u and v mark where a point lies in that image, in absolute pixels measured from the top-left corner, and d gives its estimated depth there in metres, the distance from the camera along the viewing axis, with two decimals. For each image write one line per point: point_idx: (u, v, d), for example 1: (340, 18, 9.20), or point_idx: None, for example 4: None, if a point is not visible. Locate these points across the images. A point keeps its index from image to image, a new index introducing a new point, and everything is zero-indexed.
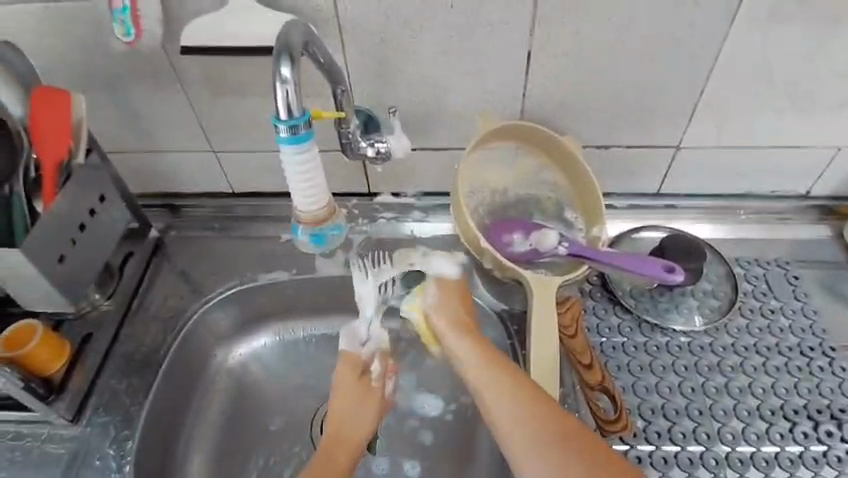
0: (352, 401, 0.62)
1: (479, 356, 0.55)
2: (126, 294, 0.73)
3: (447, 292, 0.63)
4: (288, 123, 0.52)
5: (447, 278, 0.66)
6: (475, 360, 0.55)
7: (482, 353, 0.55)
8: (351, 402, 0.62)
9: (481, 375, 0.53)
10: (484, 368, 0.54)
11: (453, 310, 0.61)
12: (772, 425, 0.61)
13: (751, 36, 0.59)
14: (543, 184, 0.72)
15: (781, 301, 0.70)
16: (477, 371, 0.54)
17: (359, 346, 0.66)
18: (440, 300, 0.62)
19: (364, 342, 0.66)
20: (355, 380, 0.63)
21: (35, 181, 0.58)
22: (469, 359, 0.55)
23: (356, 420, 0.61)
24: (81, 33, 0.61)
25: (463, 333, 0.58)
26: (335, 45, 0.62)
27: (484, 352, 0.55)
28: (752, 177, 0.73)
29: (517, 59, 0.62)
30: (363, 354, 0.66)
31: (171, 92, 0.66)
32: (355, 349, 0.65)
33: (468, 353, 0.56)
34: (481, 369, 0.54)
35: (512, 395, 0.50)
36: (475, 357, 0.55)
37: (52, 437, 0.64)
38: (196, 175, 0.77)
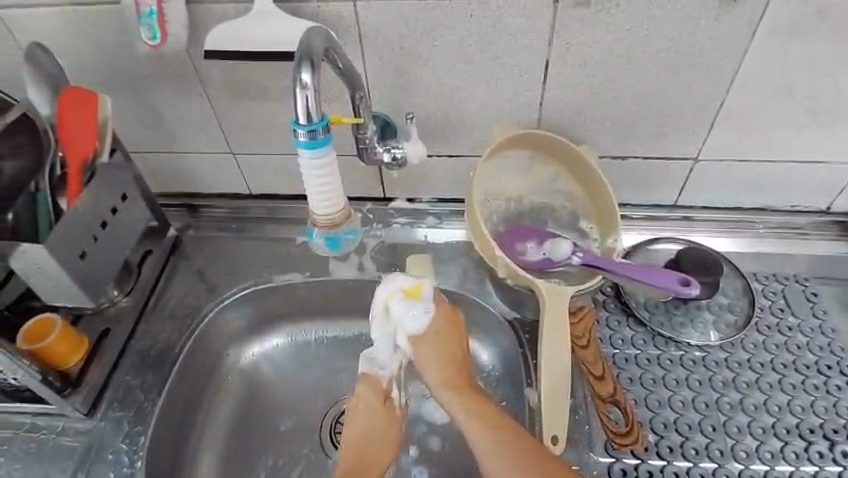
0: (373, 420, 0.63)
1: (470, 406, 0.57)
2: (144, 291, 0.74)
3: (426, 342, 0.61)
4: (307, 128, 0.52)
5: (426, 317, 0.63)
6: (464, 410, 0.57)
7: (472, 402, 0.57)
8: (374, 423, 0.63)
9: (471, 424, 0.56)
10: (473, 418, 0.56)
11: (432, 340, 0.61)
12: (787, 443, 0.60)
13: (772, 51, 0.59)
14: (558, 194, 0.72)
15: (799, 318, 0.69)
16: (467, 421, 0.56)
17: (378, 370, 0.66)
18: (421, 351, 0.61)
19: (382, 367, 0.66)
20: (380, 402, 0.64)
21: (60, 179, 0.59)
22: (457, 408, 0.57)
23: (378, 440, 0.63)
24: (108, 35, 0.62)
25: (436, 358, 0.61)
26: (354, 52, 0.62)
27: (470, 399, 0.58)
28: (771, 190, 0.73)
29: (536, 69, 0.62)
30: (383, 378, 0.65)
31: (193, 95, 0.67)
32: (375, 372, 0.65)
33: (456, 403, 0.58)
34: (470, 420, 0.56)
35: (501, 444, 0.53)
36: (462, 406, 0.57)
37: (67, 431, 0.65)
38: (215, 176, 0.78)
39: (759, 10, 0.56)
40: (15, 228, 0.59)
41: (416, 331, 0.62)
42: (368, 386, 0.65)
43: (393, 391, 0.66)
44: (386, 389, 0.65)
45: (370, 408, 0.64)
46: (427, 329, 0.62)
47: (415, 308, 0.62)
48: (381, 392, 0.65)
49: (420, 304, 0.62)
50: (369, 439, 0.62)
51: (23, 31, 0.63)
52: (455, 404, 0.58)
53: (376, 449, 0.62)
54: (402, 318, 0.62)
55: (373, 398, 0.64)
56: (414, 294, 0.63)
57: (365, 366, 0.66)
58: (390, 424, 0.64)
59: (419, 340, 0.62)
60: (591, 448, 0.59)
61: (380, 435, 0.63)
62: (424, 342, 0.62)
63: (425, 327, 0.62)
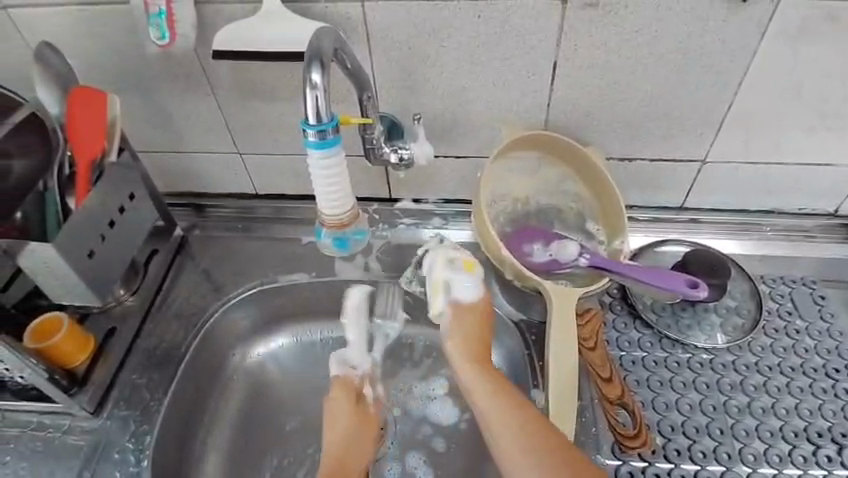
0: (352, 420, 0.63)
1: (495, 385, 0.57)
2: (150, 291, 0.74)
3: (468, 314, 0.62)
4: (317, 128, 0.52)
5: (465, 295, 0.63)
6: (488, 389, 0.57)
7: (497, 382, 0.57)
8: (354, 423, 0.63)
9: (495, 402, 0.56)
10: (498, 396, 0.56)
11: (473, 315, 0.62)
12: (795, 447, 0.59)
13: (781, 52, 0.59)
14: (565, 195, 0.72)
15: (807, 321, 0.69)
16: (490, 401, 0.56)
17: (354, 370, 0.68)
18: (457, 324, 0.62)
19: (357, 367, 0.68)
20: (353, 402, 0.64)
21: (68, 177, 0.59)
22: (483, 384, 0.58)
23: (358, 440, 0.62)
24: (117, 35, 0.62)
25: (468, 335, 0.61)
26: (362, 52, 0.62)
27: (495, 378, 0.58)
28: (779, 193, 0.72)
29: (543, 70, 0.62)
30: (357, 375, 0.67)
31: (201, 95, 0.68)
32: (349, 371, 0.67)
33: (481, 381, 0.58)
34: (494, 399, 0.56)
35: (526, 421, 0.53)
36: (487, 385, 0.57)
37: (73, 429, 0.65)
38: (222, 176, 0.78)
39: (769, 12, 0.56)
40: (25, 227, 0.57)
41: (463, 299, 0.63)
42: (343, 387, 0.65)
43: (365, 389, 0.67)
44: (358, 388, 0.66)
45: (341, 410, 0.63)
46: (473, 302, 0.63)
47: (466, 279, 0.64)
48: (353, 391, 0.65)
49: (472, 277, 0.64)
50: (348, 438, 0.61)
51: (32, 30, 0.63)
52: (480, 379, 0.58)
53: (356, 447, 0.61)
54: (454, 282, 0.64)
55: (345, 399, 0.64)
56: (469, 268, 0.65)
57: (337, 370, 0.67)
58: (366, 421, 0.63)
59: (464, 308, 0.62)
60: (598, 450, 0.59)
61: (356, 436, 0.62)
62: (466, 312, 0.62)
63: (473, 299, 0.63)
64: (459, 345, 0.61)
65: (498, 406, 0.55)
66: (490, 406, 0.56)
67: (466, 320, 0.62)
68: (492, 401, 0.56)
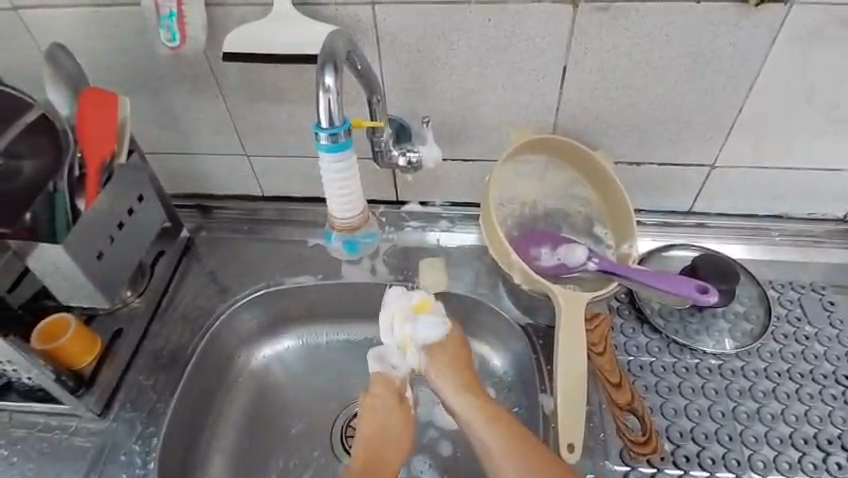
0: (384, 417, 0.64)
1: (483, 412, 0.59)
2: (156, 292, 0.73)
3: (443, 352, 0.64)
4: (329, 131, 0.52)
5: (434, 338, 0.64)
6: (479, 417, 0.59)
7: (485, 407, 0.59)
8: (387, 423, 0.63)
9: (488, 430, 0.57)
10: (491, 424, 0.58)
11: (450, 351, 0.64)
12: (805, 454, 0.59)
13: (793, 57, 0.59)
14: (573, 199, 0.72)
15: (816, 327, 0.68)
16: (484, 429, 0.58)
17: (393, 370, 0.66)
18: (439, 362, 0.63)
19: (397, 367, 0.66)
20: (395, 402, 0.65)
21: (79, 179, 0.59)
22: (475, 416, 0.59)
23: (394, 438, 0.63)
24: (127, 37, 0.62)
25: (453, 367, 0.63)
26: (372, 54, 0.62)
27: (486, 408, 0.59)
28: (789, 197, 0.72)
29: (553, 73, 0.62)
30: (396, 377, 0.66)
31: (210, 96, 0.68)
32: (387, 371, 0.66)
33: (470, 409, 0.60)
34: (489, 427, 0.58)
35: (520, 453, 0.55)
36: (478, 414, 0.59)
37: (80, 430, 0.65)
38: (229, 178, 0.78)
39: (781, 17, 0.56)
40: (34, 228, 0.56)
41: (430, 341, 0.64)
42: (382, 384, 0.66)
43: (407, 391, 0.67)
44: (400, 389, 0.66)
45: (381, 407, 0.64)
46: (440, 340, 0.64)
47: (424, 321, 0.64)
48: (396, 391, 0.65)
49: (424, 314, 0.64)
50: (383, 433, 0.63)
51: (43, 31, 0.63)
52: (471, 411, 0.60)
53: (390, 442, 0.63)
54: (417, 331, 0.64)
55: (387, 398, 0.65)
56: (420, 309, 0.65)
57: (377, 365, 0.67)
58: (404, 423, 0.64)
59: (435, 348, 0.64)
60: (606, 456, 0.59)
61: (392, 432, 0.63)
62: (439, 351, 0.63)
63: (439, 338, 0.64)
64: (445, 379, 0.62)
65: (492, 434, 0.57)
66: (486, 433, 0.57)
67: (439, 355, 0.63)
68: (487, 427, 0.58)
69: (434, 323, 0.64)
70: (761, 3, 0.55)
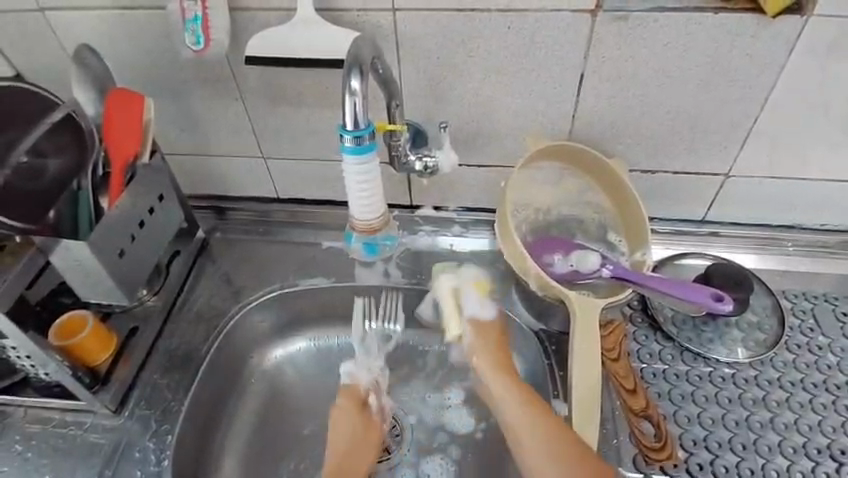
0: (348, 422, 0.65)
1: (521, 396, 0.60)
2: (172, 292, 0.74)
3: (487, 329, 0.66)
4: (354, 134, 0.53)
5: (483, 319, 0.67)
6: (515, 400, 0.60)
7: (523, 392, 0.61)
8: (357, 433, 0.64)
9: (519, 406, 0.59)
10: (525, 407, 0.59)
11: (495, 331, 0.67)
12: (818, 464, 0.59)
13: (810, 68, 0.59)
14: (587, 205, 0.72)
15: (830, 338, 0.68)
16: (515, 411, 0.59)
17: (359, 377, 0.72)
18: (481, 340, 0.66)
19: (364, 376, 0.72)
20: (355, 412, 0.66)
21: (103, 179, 0.60)
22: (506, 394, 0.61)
23: (359, 439, 0.64)
24: (151, 40, 0.64)
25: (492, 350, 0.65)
26: (391, 59, 0.63)
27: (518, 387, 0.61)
28: (803, 208, 0.72)
29: (570, 81, 0.63)
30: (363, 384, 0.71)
31: (229, 99, 0.68)
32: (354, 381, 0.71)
33: (504, 388, 0.62)
34: (524, 412, 0.59)
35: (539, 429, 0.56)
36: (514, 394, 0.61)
37: (95, 427, 0.65)
38: (246, 180, 0.79)
39: (798, 28, 0.56)
40: (57, 226, 0.57)
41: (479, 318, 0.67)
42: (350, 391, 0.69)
43: (369, 398, 0.68)
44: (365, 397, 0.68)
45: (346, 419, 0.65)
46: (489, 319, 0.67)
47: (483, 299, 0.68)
48: (360, 399, 0.68)
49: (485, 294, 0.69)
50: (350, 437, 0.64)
51: (69, 33, 0.64)
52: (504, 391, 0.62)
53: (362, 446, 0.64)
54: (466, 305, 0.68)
55: (349, 405, 0.66)
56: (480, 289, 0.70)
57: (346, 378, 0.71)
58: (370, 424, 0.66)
59: (481, 325, 0.67)
60: (619, 462, 0.59)
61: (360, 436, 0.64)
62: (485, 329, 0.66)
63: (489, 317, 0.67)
64: (485, 357, 0.65)
65: (526, 416, 0.58)
66: (518, 416, 0.59)
67: (486, 340, 0.66)
68: (520, 410, 0.59)
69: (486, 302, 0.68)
70: (779, 14, 0.55)
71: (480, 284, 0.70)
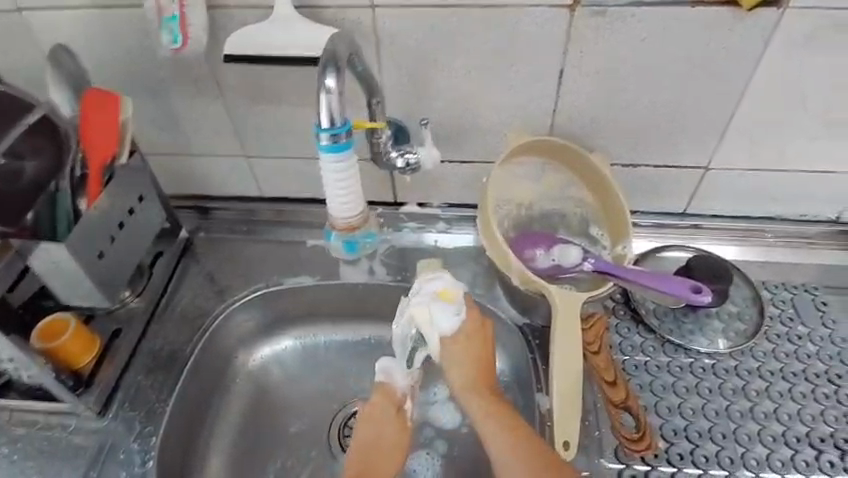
0: (383, 424, 0.63)
1: (485, 403, 0.61)
2: (156, 292, 0.74)
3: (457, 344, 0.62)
4: (330, 132, 0.53)
5: (448, 333, 0.63)
6: (480, 407, 0.60)
7: (489, 400, 0.61)
8: (386, 436, 0.63)
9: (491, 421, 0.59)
10: (489, 415, 0.60)
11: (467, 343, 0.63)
12: (797, 452, 0.60)
13: (786, 61, 0.60)
14: (569, 199, 0.72)
15: (809, 327, 0.69)
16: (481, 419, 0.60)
17: (395, 378, 0.66)
18: (452, 355, 0.62)
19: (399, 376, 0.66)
20: (394, 412, 0.64)
21: (80, 180, 0.59)
22: (478, 409, 0.60)
23: (385, 446, 0.63)
24: (129, 39, 0.63)
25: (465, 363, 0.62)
26: (371, 56, 0.63)
27: (491, 402, 0.60)
28: (781, 199, 0.73)
29: (550, 76, 0.63)
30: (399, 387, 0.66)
31: (210, 98, 0.68)
32: (391, 383, 0.66)
33: (477, 402, 0.61)
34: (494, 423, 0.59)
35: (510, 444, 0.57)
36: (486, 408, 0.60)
37: (79, 429, 0.65)
38: (229, 179, 0.78)
39: (773, 21, 0.57)
40: (35, 228, 0.57)
41: (448, 331, 0.63)
42: (384, 395, 0.65)
43: (406, 403, 0.66)
44: (400, 400, 0.65)
45: (383, 418, 0.64)
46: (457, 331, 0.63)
47: (446, 309, 0.63)
48: (395, 402, 0.65)
49: (453, 302, 0.64)
50: (380, 442, 0.63)
51: (46, 33, 0.63)
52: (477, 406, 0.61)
53: (387, 453, 0.62)
54: (437, 319, 0.63)
55: (388, 407, 0.64)
56: (446, 297, 0.64)
57: (381, 376, 0.67)
58: (402, 430, 0.64)
59: (451, 339, 0.63)
60: (600, 454, 0.60)
61: (390, 441, 0.63)
62: (456, 343, 0.62)
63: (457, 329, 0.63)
64: (458, 370, 0.62)
65: (490, 427, 0.59)
66: (484, 424, 0.59)
67: (461, 349, 0.62)
68: (486, 418, 0.60)
69: (451, 313, 0.63)
70: (755, 7, 0.56)
71: (443, 292, 0.64)
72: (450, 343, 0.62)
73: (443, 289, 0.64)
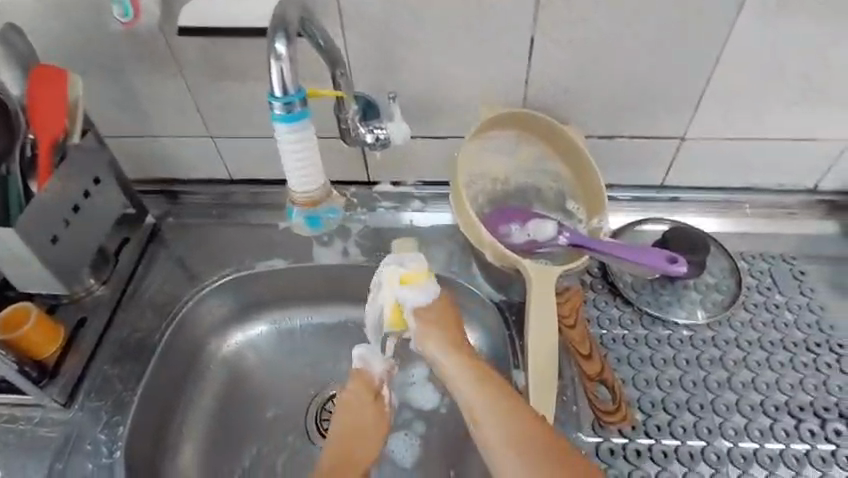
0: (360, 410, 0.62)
1: (482, 379, 0.55)
2: (122, 280, 0.72)
3: (434, 317, 0.60)
4: (284, 100, 0.51)
5: (423, 307, 0.60)
6: (475, 385, 0.55)
7: (484, 376, 0.56)
8: (365, 421, 0.62)
9: (476, 387, 0.55)
10: (487, 391, 0.54)
11: (442, 318, 0.60)
12: (776, 421, 0.60)
13: (760, 25, 0.58)
14: (544, 174, 0.71)
15: (787, 296, 0.69)
16: (478, 395, 0.54)
17: (372, 365, 0.64)
18: (429, 326, 0.59)
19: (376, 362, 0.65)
20: (371, 399, 0.63)
21: (31, 162, 0.57)
22: (462, 373, 0.56)
23: (364, 431, 0.62)
24: (81, 14, 0.60)
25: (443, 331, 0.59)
26: (335, 28, 0.61)
27: (477, 367, 0.56)
28: (759, 169, 0.72)
29: (520, 45, 0.61)
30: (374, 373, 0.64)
31: (170, 76, 0.65)
32: (366, 370, 0.64)
33: (461, 368, 0.57)
34: (479, 387, 0.55)
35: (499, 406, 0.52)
36: (470, 374, 0.56)
37: (45, 421, 0.63)
38: (196, 161, 0.76)
39: None
40: None
41: (423, 307, 0.60)
42: (361, 381, 0.64)
43: (384, 389, 0.65)
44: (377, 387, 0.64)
45: (359, 404, 0.63)
46: (432, 308, 0.60)
47: (419, 290, 0.60)
48: (372, 389, 0.64)
49: (423, 282, 0.61)
50: (357, 428, 0.62)
51: None
52: (461, 370, 0.57)
53: (367, 440, 0.61)
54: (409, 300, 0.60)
55: (364, 394, 0.63)
56: (417, 280, 0.61)
57: (358, 363, 0.65)
58: (379, 415, 0.63)
59: (425, 313, 0.60)
60: (578, 429, 0.59)
61: (368, 429, 0.62)
62: (429, 317, 0.60)
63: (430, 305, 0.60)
64: (437, 339, 0.59)
65: (489, 403, 0.53)
66: (480, 402, 0.54)
67: (437, 320, 0.60)
68: (483, 395, 0.54)
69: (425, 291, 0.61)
70: None
71: (413, 274, 0.61)
72: (423, 317, 0.60)
73: (411, 271, 0.61)
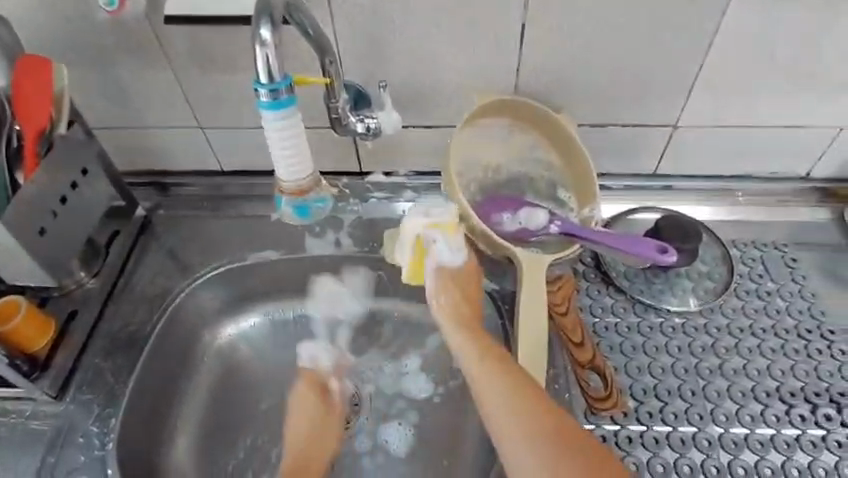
0: (309, 406, 0.67)
1: (488, 356, 0.56)
2: (112, 272, 0.71)
3: (455, 278, 0.63)
4: (269, 87, 0.51)
5: (449, 266, 0.63)
6: (482, 361, 0.56)
7: (491, 353, 0.57)
8: (319, 417, 0.66)
9: (483, 364, 0.56)
10: (492, 368, 0.55)
11: (462, 288, 0.63)
12: (767, 407, 0.60)
13: (751, 11, 0.58)
14: (536, 163, 0.70)
15: (778, 283, 0.69)
16: (484, 373, 0.55)
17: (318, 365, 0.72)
18: (447, 285, 0.63)
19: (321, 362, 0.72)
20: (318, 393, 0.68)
21: (17, 152, 0.57)
22: (469, 351, 0.58)
23: (319, 425, 0.66)
24: (66, 4, 0.60)
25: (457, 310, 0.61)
26: (324, 16, 0.60)
27: (484, 345, 0.58)
28: (751, 157, 0.72)
29: (510, 33, 0.61)
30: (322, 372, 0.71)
31: (158, 66, 0.65)
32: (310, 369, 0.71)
33: (469, 346, 0.58)
34: (485, 363, 0.56)
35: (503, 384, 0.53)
36: (477, 352, 0.57)
37: (36, 414, 0.63)
38: (186, 154, 0.75)
39: None
40: None
41: (447, 262, 0.64)
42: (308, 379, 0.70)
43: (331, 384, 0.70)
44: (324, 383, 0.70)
45: (307, 400, 0.67)
46: (456, 268, 0.63)
47: (450, 241, 0.64)
48: (318, 385, 0.69)
49: (453, 234, 0.64)
50: (311, 423, 0.66)
51: None
52: (468, 348, 0.58)
53: (324, 435, 0.66)
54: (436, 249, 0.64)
55: (310, 390, 0.68)
56: (449, 230, 0.64)
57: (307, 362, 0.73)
58: (331, 410, 0.67)
59: (447, 271, 0.63)
60: (571, 416, 0.59)
61: (321, 423, 0.66)
62: (452, 278, 0.63)
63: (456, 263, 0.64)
64: (451, 309, 0.61)
65: (493, 380, 0.54)
66: (485, 378, 0.55)
67: (457, 283, 0.63)
68: (488, 372, 0.55)
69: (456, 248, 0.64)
70: None
71: (446, 225, 0.64)
72: (445, 274, 0.63)
73: (445, 222, 0.64)
